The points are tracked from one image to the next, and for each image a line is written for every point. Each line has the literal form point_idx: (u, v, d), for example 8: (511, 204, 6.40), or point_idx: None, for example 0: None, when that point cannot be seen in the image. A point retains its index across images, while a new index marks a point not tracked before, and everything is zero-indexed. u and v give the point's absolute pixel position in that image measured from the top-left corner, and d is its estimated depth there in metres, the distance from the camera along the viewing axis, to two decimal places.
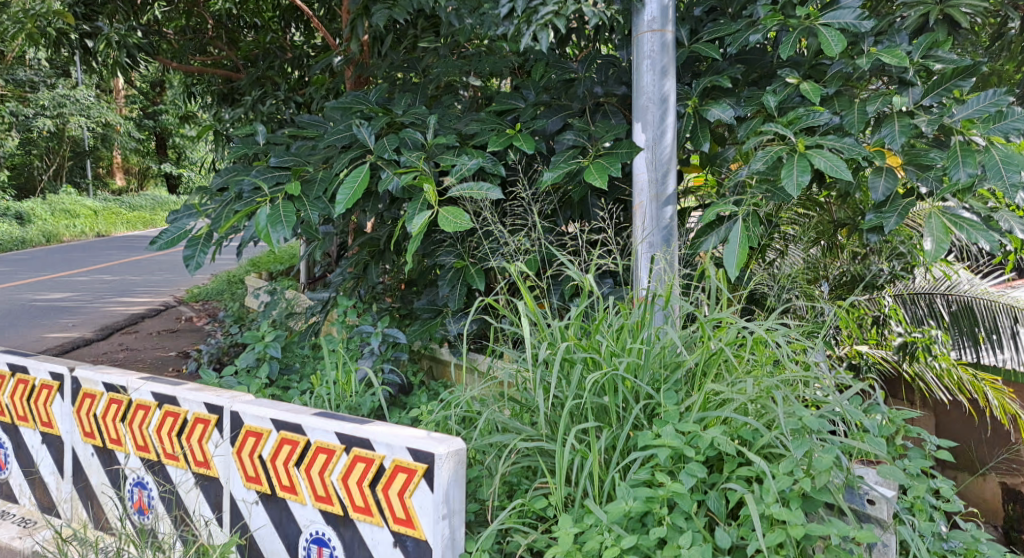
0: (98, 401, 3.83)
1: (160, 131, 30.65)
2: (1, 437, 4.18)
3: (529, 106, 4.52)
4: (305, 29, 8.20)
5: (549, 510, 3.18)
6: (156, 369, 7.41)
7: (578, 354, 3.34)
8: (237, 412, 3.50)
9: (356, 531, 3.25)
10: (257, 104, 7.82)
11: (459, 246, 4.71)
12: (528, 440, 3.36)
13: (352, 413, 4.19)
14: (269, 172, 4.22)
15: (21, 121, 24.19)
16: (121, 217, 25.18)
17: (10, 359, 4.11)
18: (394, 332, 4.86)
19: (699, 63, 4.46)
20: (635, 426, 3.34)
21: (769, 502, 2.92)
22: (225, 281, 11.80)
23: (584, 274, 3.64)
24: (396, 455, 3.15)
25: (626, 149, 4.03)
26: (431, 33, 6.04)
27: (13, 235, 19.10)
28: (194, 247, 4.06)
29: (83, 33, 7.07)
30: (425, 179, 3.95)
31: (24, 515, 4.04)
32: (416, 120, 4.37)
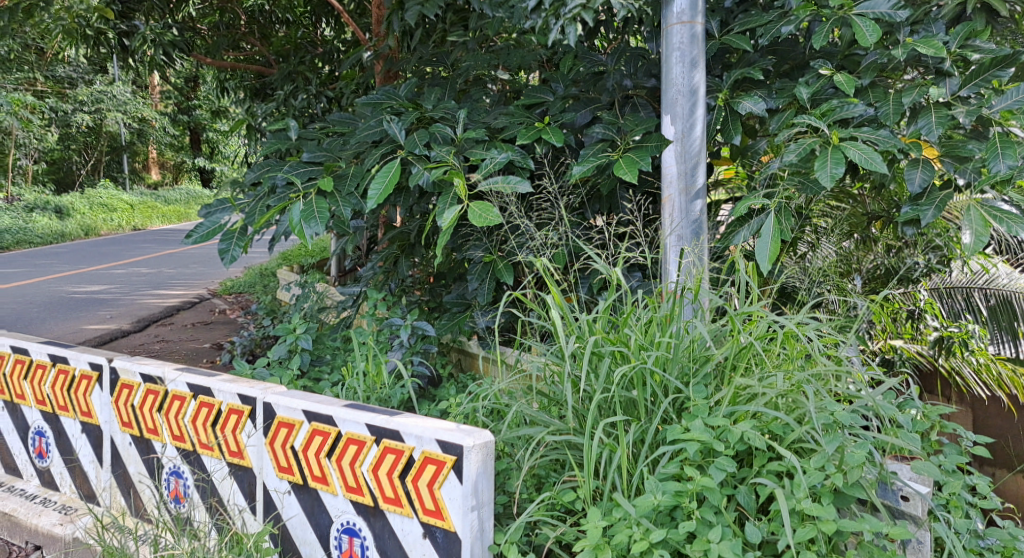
0: (136, 392, 3.89)
1: (195, 126, 31.00)
2: (42, 426, 4.24)
3: (558, 99, 4.51)
4: (335, 23, 8.24)
5: (578, 503, 3.18)
6: (191, 360, 7.51)
7: (607, 348, 3.33)
8: (269, 403, 3.54)
9: (386, 521, 3.27)
10: (289, 99, 7.97)
11: (487, 240, 4.70)
12: (557, 433, 3.36)
13: (382, 405, 4.24)
14: (302, 168, 4.24)
15: (60, 117, 24.64)
16: (156, 211, 25.51)
17: (50, 349, 4.18)
18: (423, 324, 4.84)
19: (730, 54, 4.42)
20: (664, 420, 3.32)
21: (800, 498, 2.90)
22: (258, 274, 11.93)
23: (613, 267, 3.63)
24: (425, 447, 3.17)
25: (656, 143, 4.00)
26: (460, 26, 6.05)
27: (53, 229, 19.44)
28: (229, 240, 4.12)
29: (120, 32, 7.20)
30: (455, 173, 3.94)
31: (64, 503, 4.12)
32: (446, 115, 4.37)
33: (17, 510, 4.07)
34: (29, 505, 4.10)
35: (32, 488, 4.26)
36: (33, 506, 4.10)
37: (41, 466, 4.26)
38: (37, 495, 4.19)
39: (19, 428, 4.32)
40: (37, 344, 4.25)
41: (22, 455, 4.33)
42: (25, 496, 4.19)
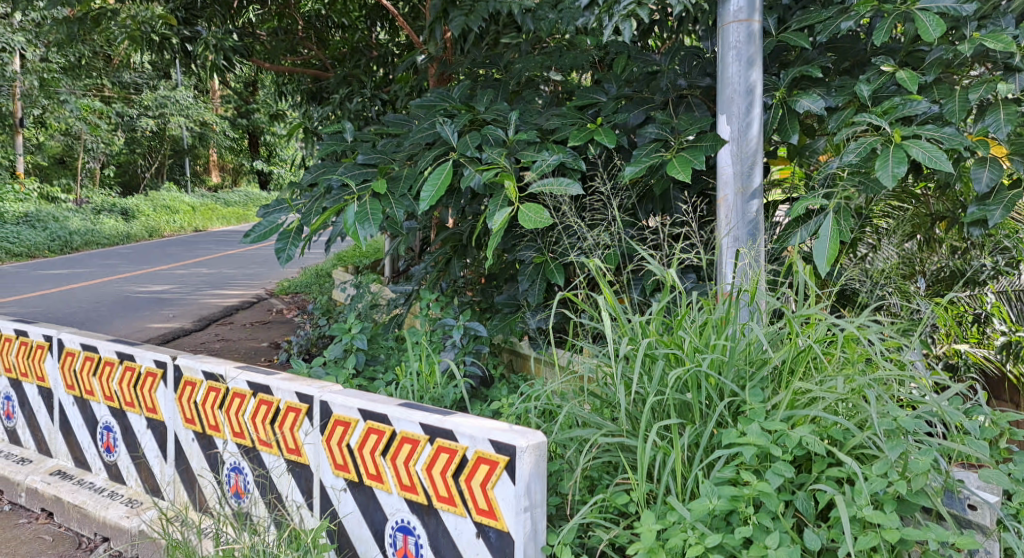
0: (198, 389, 3.95)
1: (252, 130, 31.54)
2: (109, 421, 4.33)
3: (611, 99, 4.47)
4: (389, 26, 8.29)
5: (631, 506, 3.15)
6: (250, 358, 7.63)
7: (661, 350, 3.29)
8: (326, 401, 3.57)
9: (440, 520, 3.27)
10: (345, 101, 8.05)
11: (539, 240, 4.68)
12: (609, 436, 3.33)
13: (435, 404, 4.27)
14: (357, 169, 4.28)
15: (126, 121, 25.31)
16: (216, 213, 26.01)
17: (118, 347, 4.28)
18: (475, 325, 4.86)
19: (788, 52, 4.35)
20: (720, 423, 3.27)
21: (861, 504, 2.84)
22: (314, 275, 12.08)
23: (668, 268, 3.58)
24: (478, 447, 3.16)
25: (711, 142, 3.95)
26: (512, 29, 6.10)
27: (120, 231, 19.99)
28: (286, 240, 4.14)
29: (183, 37, 7.30)
30: (507, 175, 3.93)
31: (131, 496, 4.21)
32: (499, 116, 4.37)
33: (86, 502, 4.19)
34: (97, 498, 4.21)
35: (100, 482, 4.36)
36: (101, 499, 4.20)
37: (109, 461, 4.35)
38: (104, 488, 4.30)
39: (88, 423, 4.42)
40: (105, 341, 4.35)
41: (90, 449, 4.43)
42: (93, 489, 4.30)
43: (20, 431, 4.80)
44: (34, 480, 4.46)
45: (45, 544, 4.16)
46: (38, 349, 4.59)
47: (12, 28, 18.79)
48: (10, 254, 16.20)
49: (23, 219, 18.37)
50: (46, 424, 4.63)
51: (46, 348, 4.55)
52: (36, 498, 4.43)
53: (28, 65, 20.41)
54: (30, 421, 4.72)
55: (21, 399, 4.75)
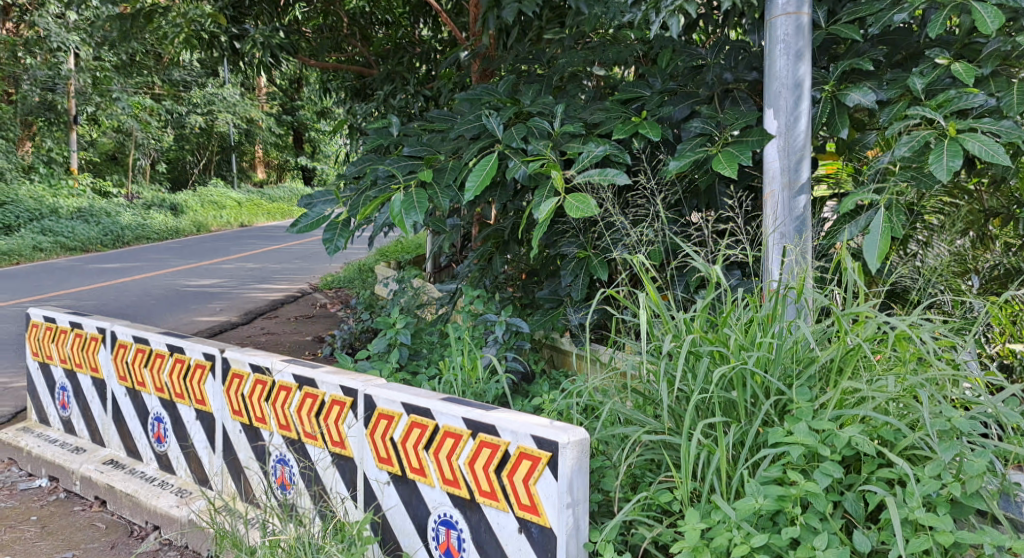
0: (246, 381, 4.00)
1: (297, 126, 31.85)
2: (159, 411, 4.39)
3: (656, 94, 4.45)
4: (433, 23, 8.28)
5: (676, 504, 3.12)
6: (295, 352, 7.71)
7: (705, 347, 3.25)
8: (370, 395, 3.59)
9: (483, 515, 3.26)
10: (388, 98, 8.11)
11: (581, 236, 4.66)
12: (653, 433, 3.30)
13: (478, 399, 4.29)
14: (404, 161, 4.33)
15: (176, 118, 25.76)
16: (261, 208, 26.32)
17: (168, 340, 4.34)
18: (518, 321, 4.87)
19: (837, 45, 4.27)
20: (766, 422, 3.22)
21: (913, 507, 2.78)
22: (356, 270, 12.18)
23: (713, 264, 3.53)
24: (520, 442, 3.15)
25: (757, 137, 3.90)
26: (556, 24, 6.10)
27: (169, 226, 20.33)
28: (334, 231, 4.15)
29: (232, 35, 7.39)
30: (552, 166, 3.89)
31: (181, 485, 4.27)
32: (544, 110, 4.38)
33: (138, 491, 4.28)
34: (149, 487, 4.30)
35: (151, 471, 4.43)
36: (153, 488, 4.29)
37: (159, 451, 4.42)
38: (156, 477, 4.37)
39: (139, 414, 4.49)
40: (156, 333, 4.42)
41: (142, 439, 4.50)
42: (145, 478, 4.38)
43: (74, 421, 4.88)
44: (88, 469, 4.56)
45: (98, 531, 4.25)
46: (92, 341, 4.67)
47: (67, 28, 19.39)
48: (64, 248, 16.54)
49: (77, 214, 18.77)
50: (99, 414, 4.71)
51: (100, 339, 4.63)
52: (90, 487, 4.53)
53: (82, 64, 20.85)
54: (84, 411, 4.80)
55: (75, 389, 4.84)
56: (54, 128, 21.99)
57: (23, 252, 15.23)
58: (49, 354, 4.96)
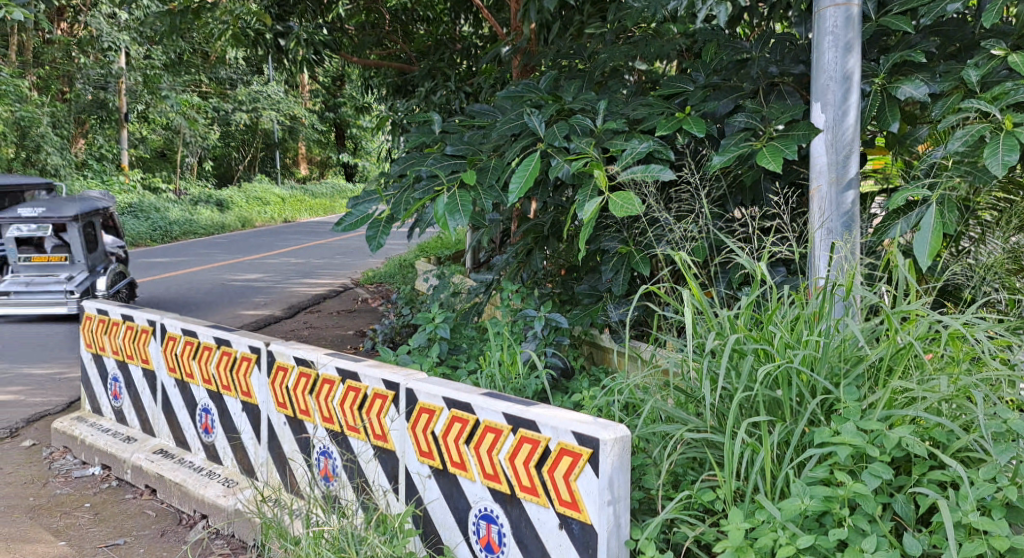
0: (290, 374, 4.02)
1: (340, 122, 32.10)
2: (207, 402, 4.44)
3: (698, 89, 4.38)
4: (474, 19, 8.33)
5: (718, 503, 3.07)
6: (338, 346, 7.77)
7: (749, 345, 3.20)
8: (412, 389, 3.59)
9: (523, 510, 3.24)
10: (430, 95, 8.15)
11: (624, 232, 4.61)
12: (695, 431, 3.26)
13: (517, 395, 4.29)
14: (446, 161, 4.27)
15: (222, 116, 26.13)
16: (304, 204, 26.61)
17: (215, 332, 4.38)
18: (557, 316, 4.87)
19: (888, 37, 4.18)
20: (812, 421, 3.16)
21: (967, 510, 2.71)
22: (397, 265, 12.25)
23: (758, 260, 3.47)
24: (561, 438, 3.13)
25: (804, 131, 3.83)
26: (597, 18, 6.07)
27: (215, 221, 20.63)
28: (376, 228, 4.10)
29: (276, 33, 7.43)
30: (595, 165, 3.85)
31: (227, 475, 4.32)
32: (586, 106, 4.34)
33: (186, 481, 4.34)
34: (196, 476, 4.36)
35: (199, 461, 4.48)
36: (200, 478, 4.34)
37: (207, 441, 4.46)
38: (203, 467, 4.43)
39: (188, 405, 4.54)
40: (204, 327, 4.46)
41: (190, 429, 4.55)
42: (193, 467, 4.44)
43: (125, 411, 4.95)
44: (139, 458, 4.63)
45: (149, 519, 4.32)
46: (143, 334, 4.73)
47: (119, 28, 19.83)
48: None
49: (128, 209, 19.22)
50: (149, 404, 4.77)
51: (150, 332, 4.69)
52: (141, 475, 4.60)
53: (133, 63, 21.24)
54: (135, 402, 4.87)
55: (127, 380, 4.90)
56: (107, 126, 22.38)
57: None
58: (102, 346, 5.03)
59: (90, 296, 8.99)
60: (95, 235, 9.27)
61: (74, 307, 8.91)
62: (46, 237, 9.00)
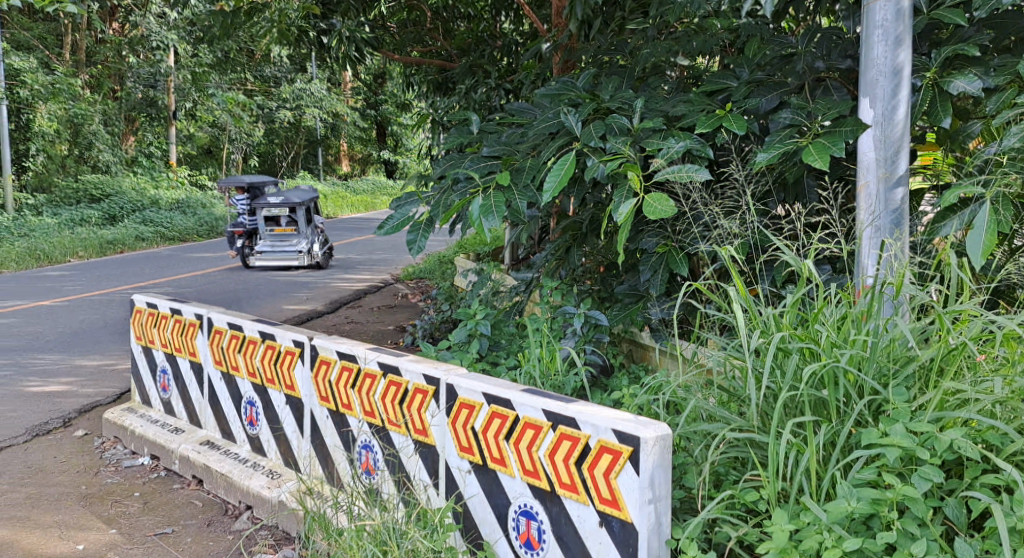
0: (332, 368, 4.04)
1: (381, 119, 32.30)
2: (251, 395, 4.48)
3: (742, 84, 4.33)
4: (514, 16, 8.33)
5: (762, 504, 3.03)
6: (378, 341, 7.81)
7: (794, 344, 3.14)
8: (452, 384, 3.58)
9: (563, 507, 3.23)
10: (470, 92, 8.21)
11: (665, 229, 4.56)
12: (738, 431, 3.21)
13: (556, 392, 4.27)
14: (483, 162, 4.33)
15: (266, 113, 26.44)
16: (346, 200, 26.84)
17: (260, 327, 4.41)
18: (596, 314, 4.86)
19: (939, 30, 4.09)
20: (859, 422, 3.10)
21: (1021, 515, 2.65)
22: (437, 261, 12.31)
23: (804, 258, 3.42)
24: (601, 436, 3.11)
25: (851, 127, 3.77)
26: (639, 14, 6.03)
27: None
28: (417, 232, 4.05)
29: (320, 29, 7.51)
30: (629, 166, 3.80)
31: (271, 467, 4.36)
32: (624, 104, 4.31)
33: (232, 472, 4.40)
34: (241, 468, 4.41)
35: (244, 453, 4.53)
36: (245, 469, 4.39)
37: (252, 433, 4.50)
38: (248, 459, 4.47)
39: (233, 397, 4.59)
40: (249, 321, 4.50)
41: (235, 421, 4.60)
42: (238, 459, 4.49)
43: (173, 403, 5.01)
44: (186, 449, 4.69)
45: (196, 509, 4.37)
46: (190, 327, 4.79)
47: (168, 27, 20.13)
48: (163, 237, 17.13)
49: (176, 206, 19.73)
50: (196, 396, 4.82)
51: (196, 326, 4.74)
52: (188, 466, 4.66)
53: (182, 61, 21.53)
54: (182, 394, 4.93)
55: (175, 372, 4.96)
56: (156, 123, 22.74)
57: (126, 241, 15.80)
58: (151, 339, 5.10)
59: (315, 257, 12.53)
60: (311, 218, 12.75)
61: (301, 261, 12.31)
62: (284, 215, 12.56)
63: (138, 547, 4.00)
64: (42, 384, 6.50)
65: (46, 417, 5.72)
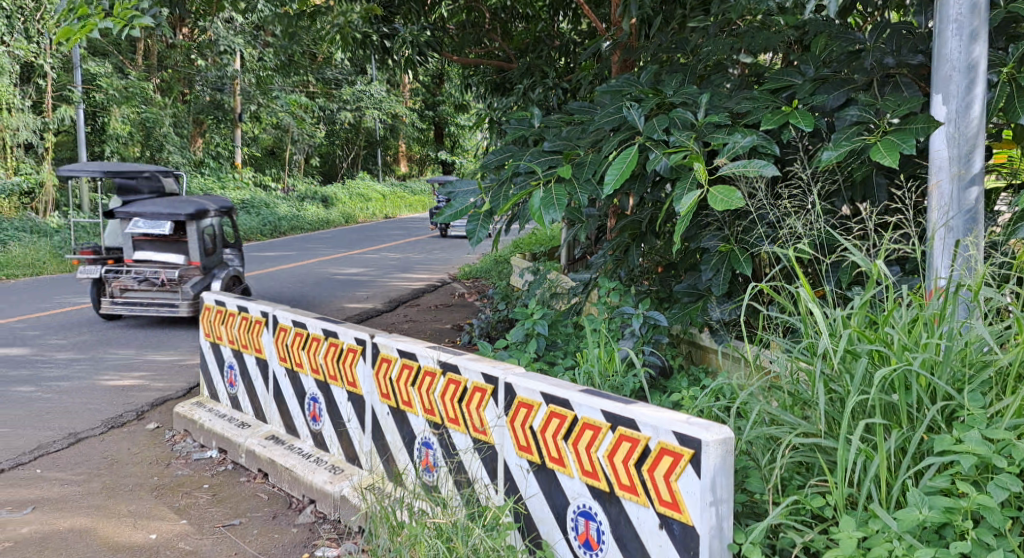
0: (393, 366, 4.07)
1: (439, 120, 32.53)
2: (314, 391, 4.53)
3: (807, 82, 4.24)
4: (573, 15, 8.32)
5: (828, 510, 2.96)
6: (436, 338, 7.86)
7: (864, 347, 3.05)
8: (511, 384, 3.57)
9: (622, 508, 3.19)
10: (528, 92, 8.19)
11: (727, 228, 4.48)
12: (804, 435, 3.14)
13: (615, 393, 4.25)
14: (543, 156, 4.21)
15: (327, 115, 26.83)
16: (404, 200, 27.12)
17: (324, 324, 4.46)
18: (655, 315, 4.81)
19: (1016, 25, 3.96)
20: (931, 428, 3.01)
21: None
22: (493, 260, 12.34)
23: (873, 258, 3.32)
24: (661, 438, 3.06)
25: (922, 125, 3.66)
26: (699, 12, 5.96)
27: (320, 217, 21.18)
28: (476, 224, 4.04)
29: (383, 34, 7.58)
30: (695, 158, 3.74)
31: (334, 463, 4.40)
32: (687, 100, 4.26)
33: (296, 466, 4.45)
34: (305, 463, 4.46)
35: (308, 448, 4.58)
36: (308, 464, 4.44)
37: (315, 429, 4.55)
38: (312, 454, 4.52)
39: (297, 394, 4.64)
40: (313, 318, 4.55)
41: (299, 417, 4.65)
42: (302, 454, 4.55)
43: (240, 398, 5.09)
44: (252, 443, 4.77)
45: (261, 502, 4.44)
46: (257, 324, 4.86)
47: (234, 32, 20.51)
48: None
49: (240, 206, 20.04)
50: (262, 392, 4.89)
51: (263, 323, 4.81)
52: (254, 460, 4.73)
53: (248, 65, 21.93)
54: (248, 389, 5.00)
55: (242, 368, 5.04)
56: (223, 125, 23.21)
57: None
58: (219, 335, 5.19)
59: None
60: None
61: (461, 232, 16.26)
62: None
63: (207, 538, 4.07)
64: (116, 378, 6.68)
65: (119, 410, 5.87)
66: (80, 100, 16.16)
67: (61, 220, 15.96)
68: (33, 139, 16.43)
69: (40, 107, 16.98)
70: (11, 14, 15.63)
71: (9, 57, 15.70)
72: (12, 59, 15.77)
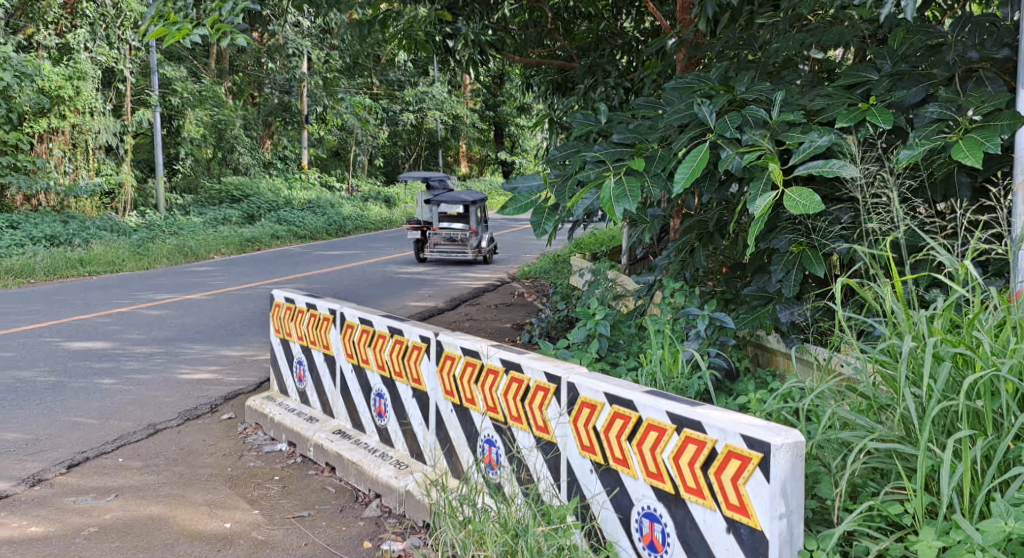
0: (457, 363, 4.05)
1: (499, 121, 32.61)
2: (380, 387, 4.54)
3: (884, 77, 4.11)
4: (636, 14, 8.25)
5: (908, 518, 2.85)
6: (496, 336, 7.86)
7: (948, 351, 2.92)
8: (574, 383, 3.52)
9: (688, 511, 3.12)
10: (589, 92, 8.13)
11: (799, 228, 4.37)
12: (880, 440, 3.03)
13: (679, 394, 4.17)
14: (612, 148, 4.17)
15: (390, 116, 27.09)
16: None
17: (390, 322, 4.46)
18: (722, 315, 4.71)
19: None
20: (1016, 437, 2.89)
21: None
22: (553, 260, 12.31)
23: (957, 258, 3.20)
24: (729, 440, 2.99)
25: (1007, 121, 3.52)
26: (768, 7, 5.83)
27: (382, 217, 21.39)
28: (542, 215, 4.07)
29: (445, 34, 7.51)
30: (770, 158, 3.65)
31: (399, 458, 4.41)
32: (761, 97, 4.16)
33: (362, 461, 4.47)
34: (371, 457, 4.48)
35: (373, 443, 4.60)
36: (374, 459, 4.46)
37: (381, 425, 4.57)
38: (377, 449, 4.54)
39: (363, 389, 4.66)
40: (379, 315, 4.57)
41: (366, 412, 4.67)
42: (368, 449, 4.57)
43: (308, 392, 5.14)
44: (320, 436, 4.80)
45: (328, 494, 4.47)
46: (324, 321, 4.89)
47: (302, 35, 20.76)
48: (296, 236, 17.71)
49: (307, 206, 20.39)
50: (329, 387, 4.93)
51: (330, 319, 4.84)
52: (321, 453, 4.77)
53: (315, 67, 22.23)
54: (316, 384, 5.04)
55: (310, 364, 5.08)
56: (291, 127, 23.60)
57: (263, 241, 16.43)
58: (288, 331, 5.24)
59: None
60: None
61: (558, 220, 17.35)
62: None
63: (279, 528, 4.11)
64: (191, 371, 6.83)
65: (193, 403, 5.98)
66: (156, 104, 16.54)
67: (139, 220, 16.37)
68: (113, 142, 16.89)
69: (120, 111, 17.44)
70: (94, 21, 16.03)
71: (92, 62, 16.13)
72: (95, 65, 16.19)
